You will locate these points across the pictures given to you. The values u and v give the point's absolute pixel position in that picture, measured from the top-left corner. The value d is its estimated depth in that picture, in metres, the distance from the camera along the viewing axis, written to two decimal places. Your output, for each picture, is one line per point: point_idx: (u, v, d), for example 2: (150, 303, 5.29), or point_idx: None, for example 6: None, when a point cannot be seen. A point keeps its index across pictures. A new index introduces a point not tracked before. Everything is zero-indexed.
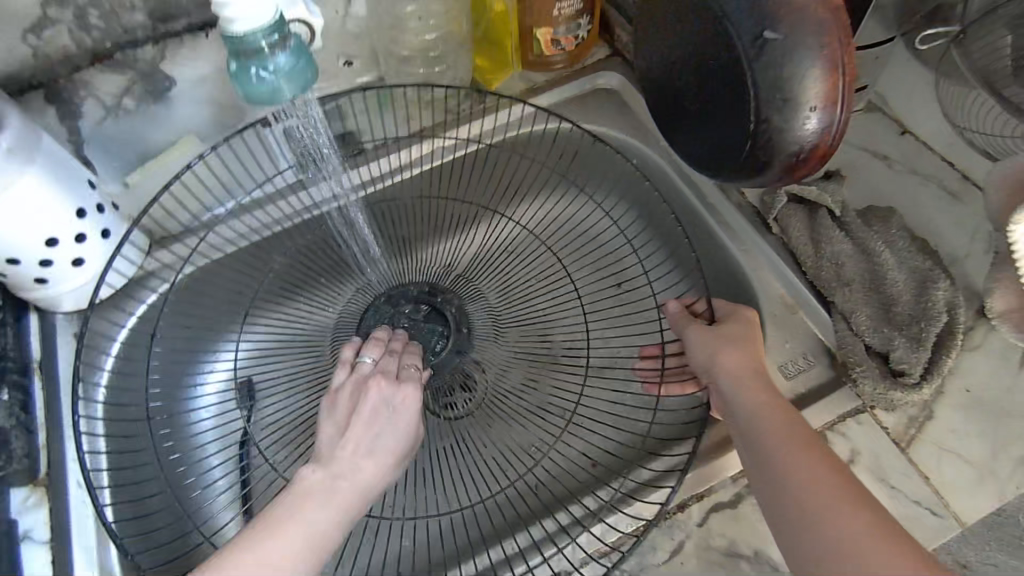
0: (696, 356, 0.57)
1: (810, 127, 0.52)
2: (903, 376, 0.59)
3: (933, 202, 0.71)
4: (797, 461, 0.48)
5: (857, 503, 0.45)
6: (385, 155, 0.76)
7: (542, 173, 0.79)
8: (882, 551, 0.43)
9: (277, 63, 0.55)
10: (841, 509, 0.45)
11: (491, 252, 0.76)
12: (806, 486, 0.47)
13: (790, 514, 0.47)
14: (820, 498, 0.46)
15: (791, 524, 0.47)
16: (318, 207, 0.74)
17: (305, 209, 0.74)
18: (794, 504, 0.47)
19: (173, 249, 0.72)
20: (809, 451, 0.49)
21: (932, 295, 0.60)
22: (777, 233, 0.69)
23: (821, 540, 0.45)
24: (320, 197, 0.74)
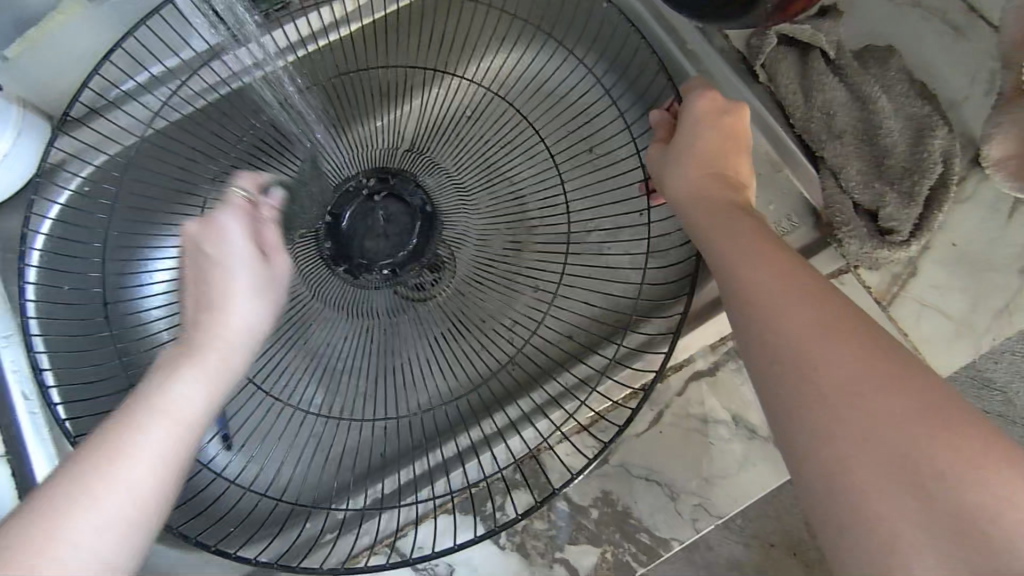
0: (673, 191, 0.53)
1: None
2: (891, 235, 0.56)
3: (935, 38, 0.64)
4: (788, 288, 0.41)
5: (881, 357, 0.37)
6: (315, 7, 0.64)
7: (500, 22, 0.70)
8: (895, 394, 0.35)
9: None
10: (853, 361, 0.36)
11: (450, 118, 0.68)
12: (793, 331, 0.39)
13: (790, 365, 0.38)
14: (824, 346, 0.37)
15: (784, 367, 0.38)
16: (237, 77, 0.63)
17: (222, 81, 0.64)
18: (788, 349, 0.38)
19: (89, 129, 0.63)
20: (787, 265, 0.42)
21: (929, 144, 0.56)
22: (765, 81, 0.62)
23: (818, 392, 0.36)
24: (235, 67, 0.63)
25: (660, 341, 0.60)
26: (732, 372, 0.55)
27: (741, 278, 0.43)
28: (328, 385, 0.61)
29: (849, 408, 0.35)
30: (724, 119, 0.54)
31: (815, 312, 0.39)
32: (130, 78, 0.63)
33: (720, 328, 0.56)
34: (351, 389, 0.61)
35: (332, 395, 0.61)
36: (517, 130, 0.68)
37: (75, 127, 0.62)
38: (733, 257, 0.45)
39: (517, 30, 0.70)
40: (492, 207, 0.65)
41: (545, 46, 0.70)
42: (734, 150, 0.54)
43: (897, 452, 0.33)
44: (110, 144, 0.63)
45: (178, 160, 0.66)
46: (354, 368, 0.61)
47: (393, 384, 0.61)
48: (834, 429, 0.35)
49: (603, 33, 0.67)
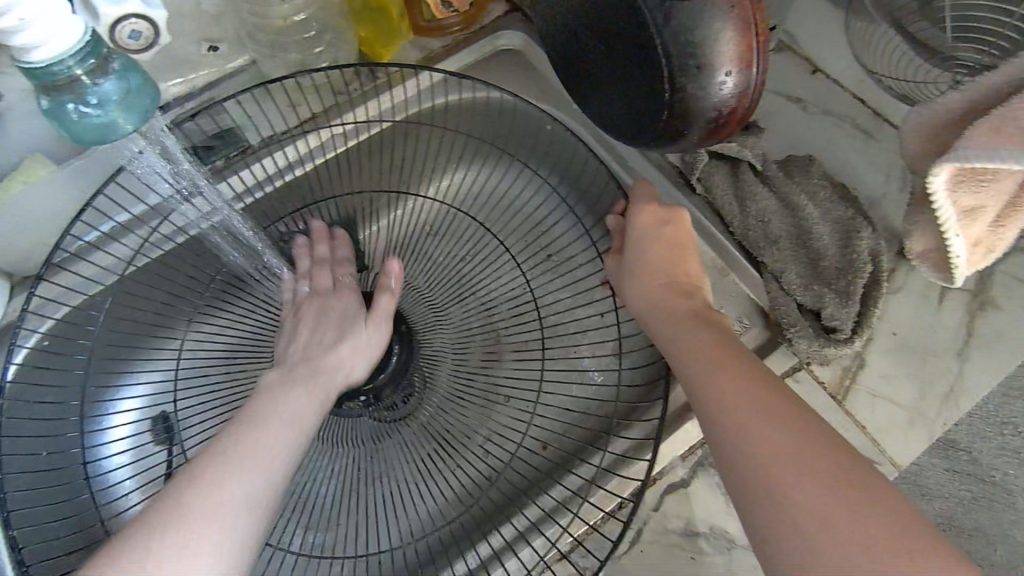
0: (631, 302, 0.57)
1: (726, 91, 0.49)
2: (835, 333, 0.59)
3: (849, 142, 0.70)
4: (752, 402, 0.43)
5: (847, 482, 0.38)
6: (271, 151, 0.67)
7: (457, 144, 0.74)
8: (854, 518, 0.36)
9: (102, 94, 0.46)
10: (817, 485, 0.38)
11: (415, 237, 0.72)
12: (761, 445, 0.41)
13: (772, 479, 0.39)
14: (789, 471, 0.39)
15: (753, 489, 0.40)
16: (188, 230, 0.65)
17: (174, 233, 0.65)
18: (761, 471, 0.40)
19: (57, 280, 0.61)
20: (756, 382, 0.45)
21: (857, 245, 0.60)
22: (702, 193, 0.67)
23: (795, 508, 0.38)
24: (187, 221, 0.64)
25: (640, 448, 0.59)
26: (705, 481, 0.56)
27: (712, 392, 0.45)
28: (305, 517, 0.61)
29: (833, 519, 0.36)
30: (665, 229, 0.58)
31: (786, 431, 0.41)
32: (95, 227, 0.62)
33: (690, 438, 0.56)
34: (331, 520, 0.61)
35: (310, 531, 0.61)
36: (482, 243, 0.72)
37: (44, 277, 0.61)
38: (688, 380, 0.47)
39: (477, 148, 0.74)
40: (466, 321, 0.68)
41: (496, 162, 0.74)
42: (682, 256, 0.57)
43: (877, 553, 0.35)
44: (73, 296, 0.62)
45: (143, 301, 0.66)
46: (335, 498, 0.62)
47: (374, 511, 0.62)
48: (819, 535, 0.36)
49: (548, 151, 0.71)
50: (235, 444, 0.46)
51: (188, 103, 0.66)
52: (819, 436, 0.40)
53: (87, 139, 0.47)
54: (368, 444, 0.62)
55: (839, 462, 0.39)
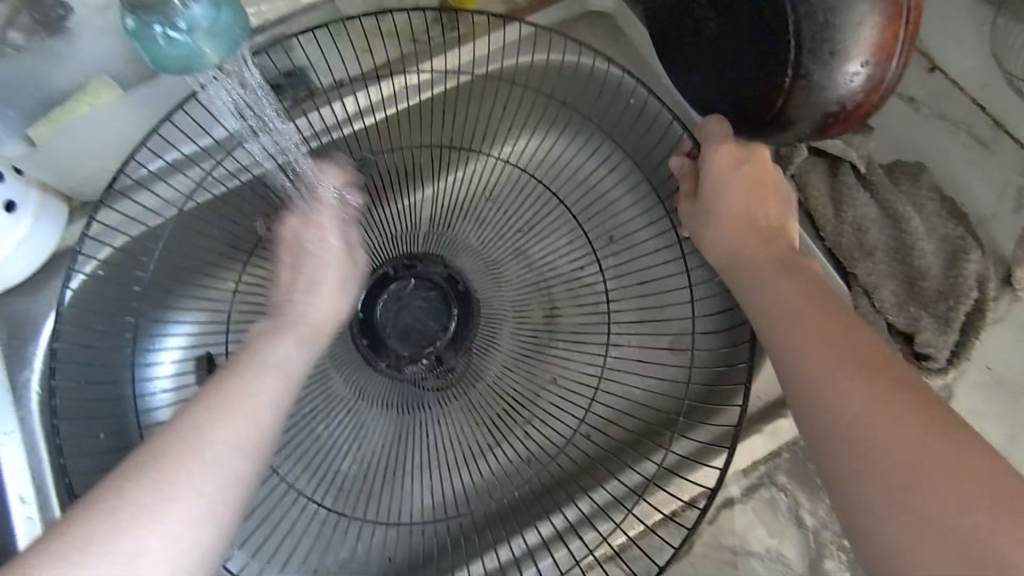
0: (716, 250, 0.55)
1: (854, 83, 0.44)
2: (927, 360, 0.54)
3: (964, 153, 0.63)
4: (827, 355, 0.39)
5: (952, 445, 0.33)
6: (342, 97, 0.63)
7: (532, 104, 0.67)
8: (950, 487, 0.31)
9: (191, 18, 0.43)
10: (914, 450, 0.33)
11: (475, 199, 0.67)
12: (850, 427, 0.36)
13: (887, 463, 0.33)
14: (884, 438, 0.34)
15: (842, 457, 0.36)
16: (250, 169, 0.61)
17: (237, 172, 0.61)
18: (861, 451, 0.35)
19: (120, 208, 0.60)
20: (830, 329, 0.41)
21: (963, 268, 0.55)
22: (796, 191, 0.61)
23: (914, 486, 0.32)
24: (250, 159, 0.61)
25: (696, 457, 0.57)
26: (765, 500, 0.53)
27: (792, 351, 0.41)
28: (345, 472, 0.60)
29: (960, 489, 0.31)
30: (744, 169, 0.54)
31: (881, 388, 0.36)
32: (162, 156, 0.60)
33: (753, 453, 0.53)
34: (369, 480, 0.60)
35: (348, 487, 0.60)
36: (548, 217, 0.68)
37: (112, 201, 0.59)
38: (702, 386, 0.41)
39: (551, 112, 0.68)
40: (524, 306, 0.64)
41: (575, 130, 0.68)
42: (764, 193, 0.54)
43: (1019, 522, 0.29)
44: (133, 226, 0.60)
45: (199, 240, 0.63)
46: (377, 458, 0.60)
47: (414, 478, 0.60)
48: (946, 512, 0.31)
49: (635, 123, 0.65)
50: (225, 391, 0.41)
51: (257, 37, 0.63)
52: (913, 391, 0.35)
53: (170, 66, 0.45)
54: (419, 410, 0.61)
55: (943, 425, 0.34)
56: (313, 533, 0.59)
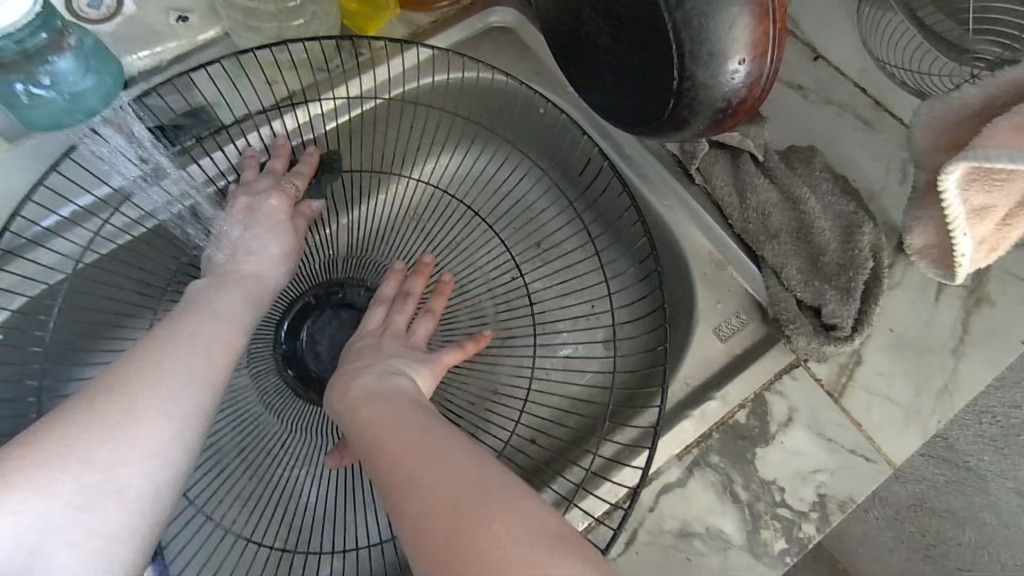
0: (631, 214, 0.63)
1: (737, 80, 0.47)
2: (835, 330, 0.58)
3: (849, 134, 0.68)
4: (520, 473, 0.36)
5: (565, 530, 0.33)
6: (251, 131, 0.63)
7: (443, 124, 0.69)
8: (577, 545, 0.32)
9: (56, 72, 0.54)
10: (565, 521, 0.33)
11: (397, 224, 0.69)
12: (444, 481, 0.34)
13: (440, 530, 0.32)
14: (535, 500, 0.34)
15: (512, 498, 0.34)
16: (157, 213, 0.59)
17: (145, 215, 0.59)
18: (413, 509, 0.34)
19: (14, 268, 0.57)
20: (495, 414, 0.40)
21: (858, 240, 0.59)
22: (700, 182, 0.65)
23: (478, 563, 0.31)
24: (161, 201, 0.59)
25: (630, 452, 0.56)
26: (701, 480, 0.55)
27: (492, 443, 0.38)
28: (264, 519, 0.57)
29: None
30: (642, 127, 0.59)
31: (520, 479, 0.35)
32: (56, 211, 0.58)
33: (685, 436, 0.56)
34: (287, 524, 0.58)
35: (267, 535, 0.57)
36: (469, 234, 0.69)
37: (3, 263, 0.57)
38: (384, 416, 0.42)
39: (458, 129, 0.70)
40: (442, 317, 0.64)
41: (484, 146, 0.71)
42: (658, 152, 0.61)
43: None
44: (30, 285, 0.57)
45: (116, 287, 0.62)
46: (296, 499, 0.58)
47: (335, 523, 0.58)
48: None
49: (543, 132, 0.67)
50: (202, 324, 0.46)
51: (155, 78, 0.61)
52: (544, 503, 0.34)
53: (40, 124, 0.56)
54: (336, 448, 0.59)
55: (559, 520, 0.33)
56: None
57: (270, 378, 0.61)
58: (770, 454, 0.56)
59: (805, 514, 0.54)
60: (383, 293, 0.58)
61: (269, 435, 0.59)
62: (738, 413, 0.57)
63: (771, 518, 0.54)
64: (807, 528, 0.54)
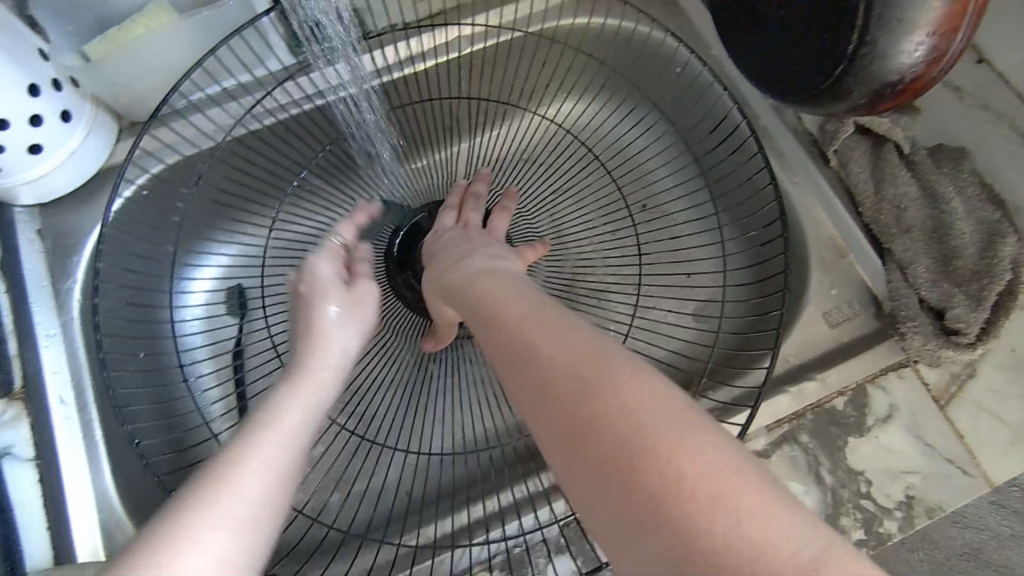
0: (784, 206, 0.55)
1: (919, 53, 0.45)
2: (956, 335, 0.55)
3: (1004, 143, 0.64)
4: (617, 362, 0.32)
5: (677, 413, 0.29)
6: (401, 40, 0.64)
7: (580, 65, 0.69)
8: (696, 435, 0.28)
9: None
10: (673, 412, 0.29)
11: (514, 158, 0.70)
12: (567, 355, 0.34)
13: (565, 400, 0.32)
14: (642, 390, 0.30)
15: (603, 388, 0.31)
16: (317, 97, 0.63)
17: (308, 98, 0.63)
18: (542, 376, 0.34)
19: (174, 127, 0.62)
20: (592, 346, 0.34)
21: (999, 250, 0.56)
22: (835, 167, 0.63)
23: (604, 426, 0.30)
24: (321, 86, 0.63)
25: (724, 411, 0.56)
26: (786, 456, 0.54)
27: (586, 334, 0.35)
28: (349, 404, 0.63)
29: (656, 447, 0.28)
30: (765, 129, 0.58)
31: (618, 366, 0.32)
32: (218, 82, 0.63)
33: (776, 411, 0.56)
34: (367, 415, 0.63)
35: (348, 417, 0.63)
36: (585, 179, 0.69)
37: (168, 119, 0.62)
38: (498, 296, 0.43)
39: (593, 75, 0.70)
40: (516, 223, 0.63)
41: (613, 96, 0.71)
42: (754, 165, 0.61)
43: (664, 495, 0.27)
44: (186, 145, 0.62)
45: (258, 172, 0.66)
46: (378, 396, 0.63)
47: (409, 427, 0.63)
48: (636, 475, 0.28)
49: (676, 89, 0.67)
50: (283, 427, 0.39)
51: None
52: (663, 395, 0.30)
53: None
54: (421, 360, 0.62)
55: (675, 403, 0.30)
56: (316, 448, 0.63)
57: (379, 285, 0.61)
58: (863, 446, 0.54)
59: (890, 511, 0.53)
60: (451, 202, 0.60)
61: None
62: (836, 400, 0.56)
63: (853, 508, 0.53)
64: (889, 525, 0.52)
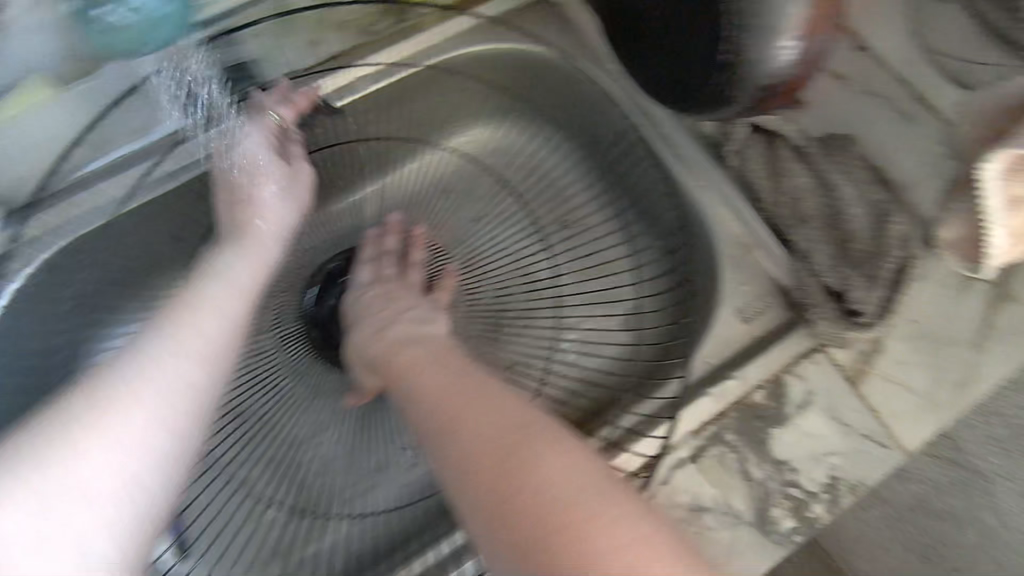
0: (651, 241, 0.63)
1: (790, 56, 0.46)
2: (858, 316, 0.59)
3: None
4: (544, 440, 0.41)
5: (588, 481, 0.39)
6: (291, 92, 0.62)
7: (478, 95, 0.69)
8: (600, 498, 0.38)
9: None
10: (586, 481, 0.39)
11: (423, 194, 0.70)
12: (489, 427, 0.42)
13: (490, 464, 0.40)
14: (560, 463, 0.39)
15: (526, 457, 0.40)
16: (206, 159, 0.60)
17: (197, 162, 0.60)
18: (467, 450, 0.41)
19: (63, 206, 0.58)
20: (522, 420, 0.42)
21: (889, 230, 0.59)
22: (734, 164, 0.65)
23: (527, 488, 0.38)
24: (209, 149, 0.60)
25: (648, 424, 0.57)
26: (715, 457, 0.56)
27: (512, 409, 0.43)
28: (274, 472, 0.60)
29: (575, 517, 0.36)
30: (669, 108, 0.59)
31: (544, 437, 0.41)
32: (107, 154, 0.60)
33: (702, 414, 0.57)
34: (294, 481, 0.60)
35: (274, 486, 0.60)
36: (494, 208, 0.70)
37: (54, 200, 0.58)
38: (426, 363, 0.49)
39: (493, 103, 0.70)
40: (429, 265, 0.65)
41: (514, 120, 0.71)
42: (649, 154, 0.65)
43: (571, 550, 0.35)
44: (78, 224, 0.58)
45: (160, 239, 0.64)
46: (306, 459, 0.61)
47: (341, 488, 0.61)
48: (547, 531, 0.36)
49: (576, 109, 0.68)
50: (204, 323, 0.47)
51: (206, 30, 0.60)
52: (584, 465, 0.40)
53: None
54: (350, 417, 0.62)
55: (588, 472, 0.40)
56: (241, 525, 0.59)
57: (296, 341, 0.62)
58: (786, 436, 0.57)
59: (816, 494, 0.55)
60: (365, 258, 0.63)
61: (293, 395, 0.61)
62: (756, 394, 0.58)
63: (781, 498, 0.55)
64: (816, 508, 0.55)
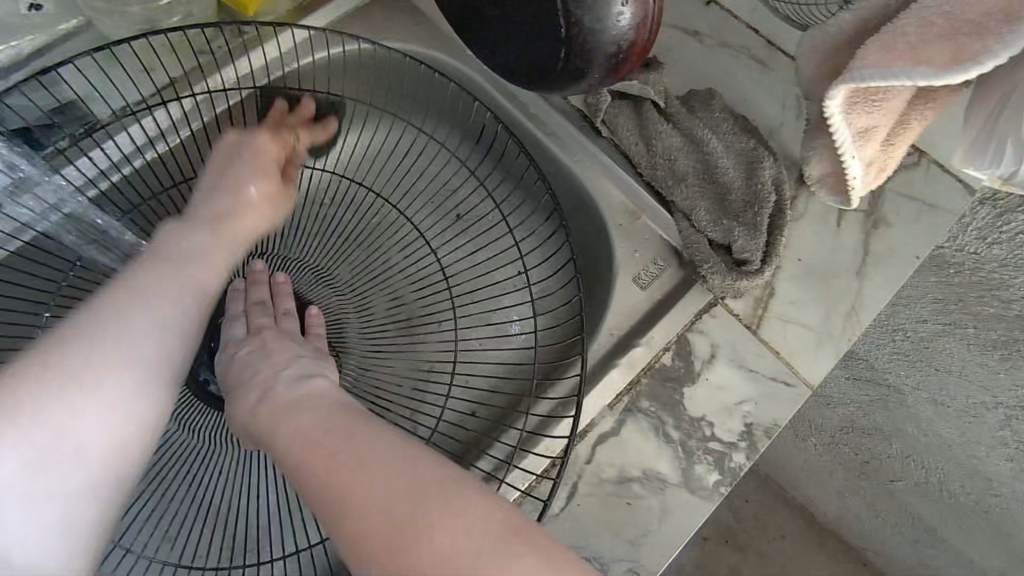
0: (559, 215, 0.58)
1: (624, 20, 0.47)
2: (746, 265, 0.60)
3: (746, 74, 0.69)
4: (439, 481, 0.32)
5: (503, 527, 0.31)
6: (125, 128, 0.57)
7: (336, 102, 0.66)
8: (522, 549, 0.30)
9: None
10: (499, 528, 0.31)
11: (296, 213, 0.65)
12: (372, 496, 0.32)
13: (381, 527, 0.30)
14: (466, 509, 0.31)
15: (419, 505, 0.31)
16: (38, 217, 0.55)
17: (25, 220, 0.55)
18: (347, 515, 0.32)
19: None
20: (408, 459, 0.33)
21: (760, 176, 0.60)
22: (608, 135, 0.65)
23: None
24: (38, 206, 0.54)
25: (563, 408, 0.56)
26: (635, 426, 0.56)
27: (396, 446, 0.34)
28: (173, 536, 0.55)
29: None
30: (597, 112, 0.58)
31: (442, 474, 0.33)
32: None
33: (615, 386, 0.57)
34: (198, 543, 0.55)
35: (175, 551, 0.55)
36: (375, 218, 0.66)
37: None
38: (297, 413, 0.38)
39: (355, 109, 0.67)
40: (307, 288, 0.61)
41: (381, 123, 0.68)
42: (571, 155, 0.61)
43: None
44: None
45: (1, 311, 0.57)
46: (208, 517, 0.56)
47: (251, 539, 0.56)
48: None
49: (441, 102, 0.66)
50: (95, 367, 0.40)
51: (11, 75, 0.56)
52: (491, 507, 0.31)
53: None
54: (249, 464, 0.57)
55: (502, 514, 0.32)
56: None
57: (178, 392, 0.57)
58: (697, 392, 0.57)
59: (735, 444, 0.56)
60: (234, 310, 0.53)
61: (184, 450, 0.56)
62: (664, 357, 0.58)
63: (703, 454, 0.55)
64: (737, 457, 0.55)
